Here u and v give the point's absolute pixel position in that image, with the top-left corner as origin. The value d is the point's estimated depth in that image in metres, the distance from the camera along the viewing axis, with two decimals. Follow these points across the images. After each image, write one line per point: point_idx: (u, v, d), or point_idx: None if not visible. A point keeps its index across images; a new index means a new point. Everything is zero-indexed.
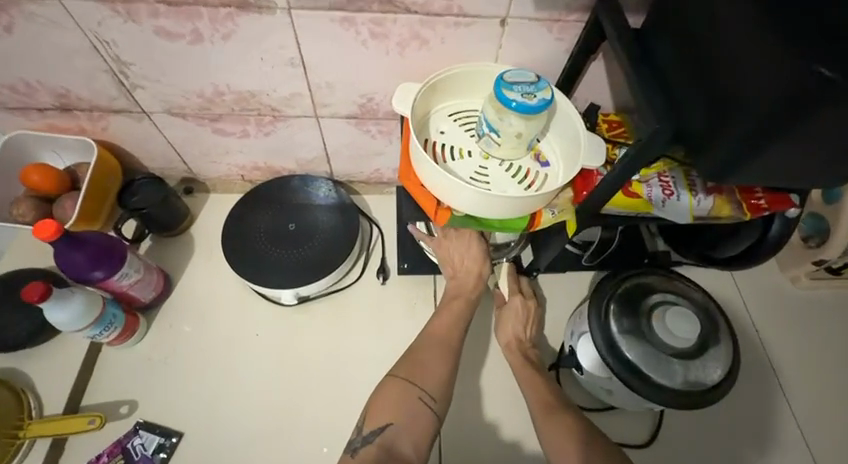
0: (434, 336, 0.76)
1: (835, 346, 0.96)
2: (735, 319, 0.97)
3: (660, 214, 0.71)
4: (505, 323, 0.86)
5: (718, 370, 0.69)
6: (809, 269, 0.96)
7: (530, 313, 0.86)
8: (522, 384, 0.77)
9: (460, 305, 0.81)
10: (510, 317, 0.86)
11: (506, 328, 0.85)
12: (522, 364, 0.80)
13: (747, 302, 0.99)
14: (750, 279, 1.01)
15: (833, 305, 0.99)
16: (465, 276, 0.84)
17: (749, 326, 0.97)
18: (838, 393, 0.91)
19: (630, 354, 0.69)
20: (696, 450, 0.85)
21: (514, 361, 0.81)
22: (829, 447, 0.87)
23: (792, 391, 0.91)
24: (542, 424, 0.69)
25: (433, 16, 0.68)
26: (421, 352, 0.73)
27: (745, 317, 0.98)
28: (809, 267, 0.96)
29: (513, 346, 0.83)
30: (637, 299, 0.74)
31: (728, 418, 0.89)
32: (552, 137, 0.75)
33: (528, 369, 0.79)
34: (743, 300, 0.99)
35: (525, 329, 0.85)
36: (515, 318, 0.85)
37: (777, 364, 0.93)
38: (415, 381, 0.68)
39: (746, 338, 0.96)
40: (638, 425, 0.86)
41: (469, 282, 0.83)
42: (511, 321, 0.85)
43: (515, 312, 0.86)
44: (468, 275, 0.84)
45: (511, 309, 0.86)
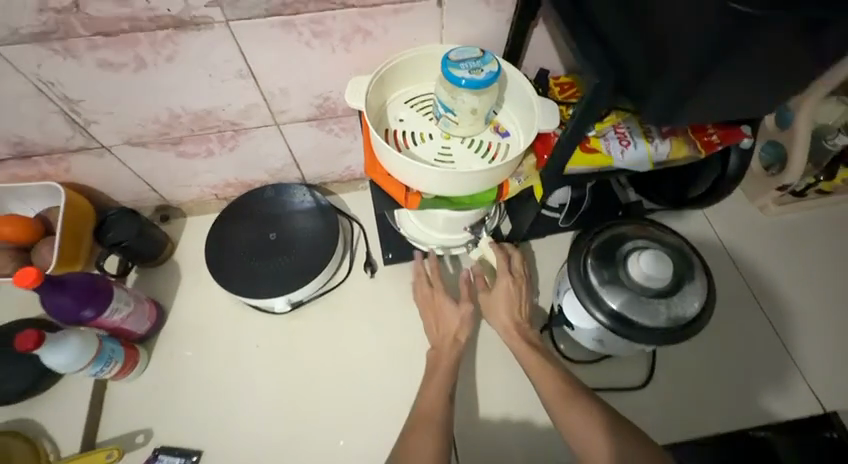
0: (421, 418, 0.73)
1: (811, 266, 0.99)
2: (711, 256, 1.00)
3: (621, 166, 0.73)
4: (497, 304, 0.85)
5: (696, 303, 0.72)
6: (775, 195, 1.00)
7: (519, 293, 0.86)
8: (531, 372, 0.78)
9: (441, 379, 0.78)
10: (500, 302, 0.85)
11: (503, 311, 0.84)
12: (525, 350, 0.80)
13: (723, 236, 1.02)
14: (723, 213, 1.04)
15: (804, 226, 1.03)
16: (442, 340, 0.84)
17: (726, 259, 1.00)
18: (819, 307, 0.95)
19: (611, 302, 0.73)
20: (693, 383, 0.89)
21: (517, 348, 0.81)
22: (815, 361, 0.90)
23: (774, 315, 0.95)
24: (559, 414, 0.71)
25: (371, 8, 0.68)
26: (410, 437, 0.71)
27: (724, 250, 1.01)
28: (774, 194, 0.99)
29: (512, 331, 0.83)
30: (612, 252, 0.76)
31: (722, 349, 0.92)
32: (508, 107, 0.77)
33: (534, 354, 0.79)
34: (716, 236, 1.03)
35: (515, 309, 0.84)
36: (507, 295, 0.85)
37: (757, 293, 0.97)
38: None
39: (727, 270, 0.99)
40: (633, 370, 0.90)
41: (446, 345, 0.83)
42: (503, 306, 0.85)
43: (504, 294, 0.85)
44: (445, 335, 0.84)
45: (501, 286, 0.85)
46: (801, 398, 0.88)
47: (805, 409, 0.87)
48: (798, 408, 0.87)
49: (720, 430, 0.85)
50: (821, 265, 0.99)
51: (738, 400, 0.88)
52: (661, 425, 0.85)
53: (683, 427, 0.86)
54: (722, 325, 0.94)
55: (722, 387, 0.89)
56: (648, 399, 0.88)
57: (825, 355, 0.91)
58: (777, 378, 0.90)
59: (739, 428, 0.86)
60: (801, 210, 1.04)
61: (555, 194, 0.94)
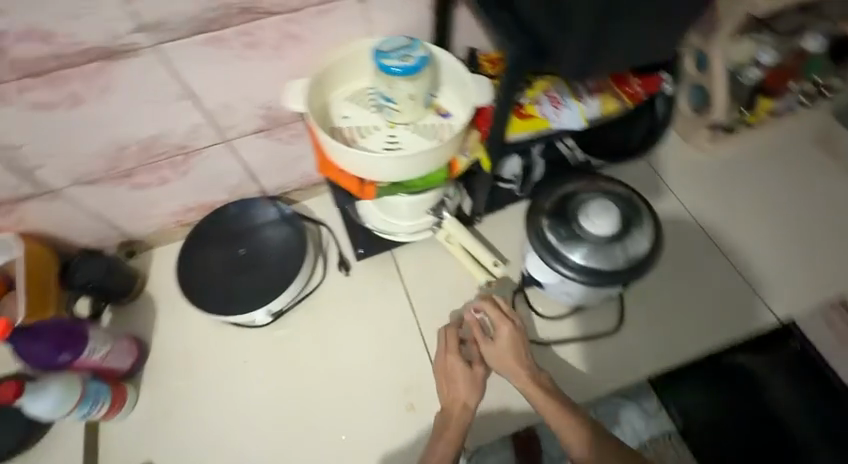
0: None
1: (752, 192, 1.04)
2: (658, 199, 1.04)
3: (559, 127, 0.78)
4: (504, 357, 0.81)
5: (646, 241, 0.78)
6: (707, 133, 1.05)
7: (523, 337, 0.82)
8: (551, 420, 0.74)
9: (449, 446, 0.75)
10: (509, 359, 0.81)
11: (513, 365, 0.80)
12: (539, 396, 0.76)
13: (670, 177, 1.06)
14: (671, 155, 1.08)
15: (744, 157, 1.08)
16: (451, 408, 0.80)
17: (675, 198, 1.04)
18: (766, 230, 0.99)
19: (571, 256, 0.77)
20: (661, 320, 0.93)
21: (530, 393, 0.77)
22: (768, 280, 0.95)
23: (724, 244, 0.99)
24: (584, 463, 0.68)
25: (296, 12, 0.71)
26: None
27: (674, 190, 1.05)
28: (706, 132, 1.04)
29: (522, 376, 0.79)
30: (564, 210, 0.80)
31: (684, 284, 0.96)
32: (446, 89, 0.81)
33: (548, 400, 0.75)
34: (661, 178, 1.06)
35: (524, 362, 0.80)
36: (513, 346, 0.81)
37: (706, 226, 1.00)
38: None
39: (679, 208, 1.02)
40: (605, 317, 0.94)
41: (456, 412, 0.79)
42: (509, 352, 0.81)
43: (509, 341, 0.82)
44: (453, 403, 0.80)
45: (504, 337, 0.82)
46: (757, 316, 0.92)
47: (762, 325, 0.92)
48: (756, 325, 0.92)
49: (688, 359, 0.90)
50: (764, 190, 1.04)
51: (701, 329, 0.92)
52: (635, 364, 0.90)
53: (654, 362, 0.90)
54: (678, 262, 0.97)
55: (689, 319, 0.93)
56: (622, 341, 0.92)
57: (776, 273, 0.96)
58: (735, 301, 0.94)
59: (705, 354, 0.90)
60: (737, 141, 1.08)
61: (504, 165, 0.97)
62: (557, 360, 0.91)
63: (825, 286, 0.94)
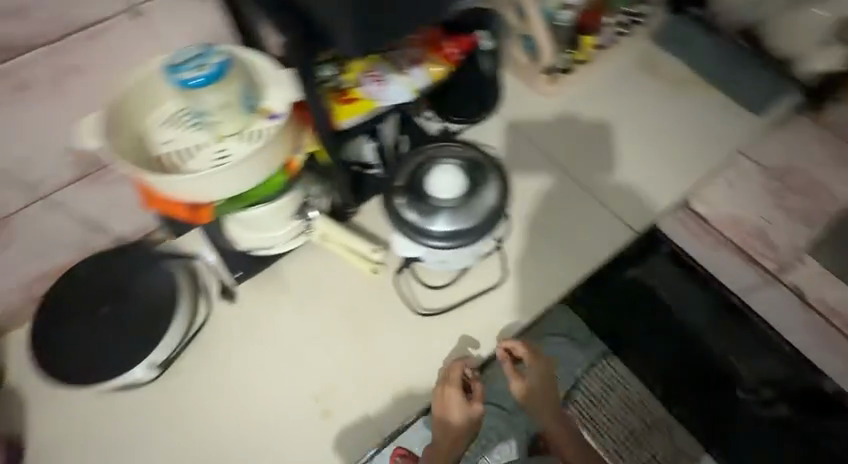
0: None
1: (598, 121, 1.09)
2: (513, 148, 1.07)
3: (388, 104, 0.78)
4: (532, 392, 0.87)
5: (494, 192, 0.81)
6: (544, 77, 1.09)
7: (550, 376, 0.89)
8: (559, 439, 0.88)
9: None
10: (538, 393, 0.87)
11: (531, 397, 0.87)
12: (557, 425, 0.88)
13: (524, 125, 1.09)
14: (522, 103, 1.11)
15: (589, 91, 1.12)
16: (448, 433, 0.82)
17: (530, 143, 1.07)
18: (615, 153, 1.06)
19: (431, 226, 0.80)
20: (540, 261, 0.95)
21: (548, 420, 0.88)
22: (625, 199, 1.01)
23: (580, 175, 1.04)
24: None
25: (63, 43, 0.69)
26: None
27: (532, 135, 1.08)
28: (543, 76, 1.09)
29: (544, 408, 0.88)
30: (417, 182, 0.81)
31: (553, 222, 0.99)
32: (271, 87, 0.74)
33: (564, 428, 0.88)
34: (520, 127, 1.09)
35: (545, 392, 0.88)
36: (541, 381, 0.87)
37: (561, 163, 1.05)
38: None
39: (541, 153, 1.06)
40: (489, 273, 0.94)
41: (450, 436, 0.82)
42: (538, 390, 0.87)
43: (539, 383, 0.87)
44: (452, 430, 0.82)
45: (533, 368, 0.87)
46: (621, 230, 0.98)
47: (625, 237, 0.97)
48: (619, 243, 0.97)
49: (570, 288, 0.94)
50: (609, 117, 1.10)
51: (577, 257, 0.96)
52: (526, 306, 0.92)
53: (541, 299, 0.93)
54: (542, 203, 1.01)
55: (565, 253, 0.96)
56: (506, 292, 0.93)
57: (629, 189, 1.02)
58: (600, 225, 0.98)
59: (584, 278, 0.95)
60: (578, 79, 1.12)
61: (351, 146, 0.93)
62: (453, 326, 0.91)
63: (672, 186, 1.02)
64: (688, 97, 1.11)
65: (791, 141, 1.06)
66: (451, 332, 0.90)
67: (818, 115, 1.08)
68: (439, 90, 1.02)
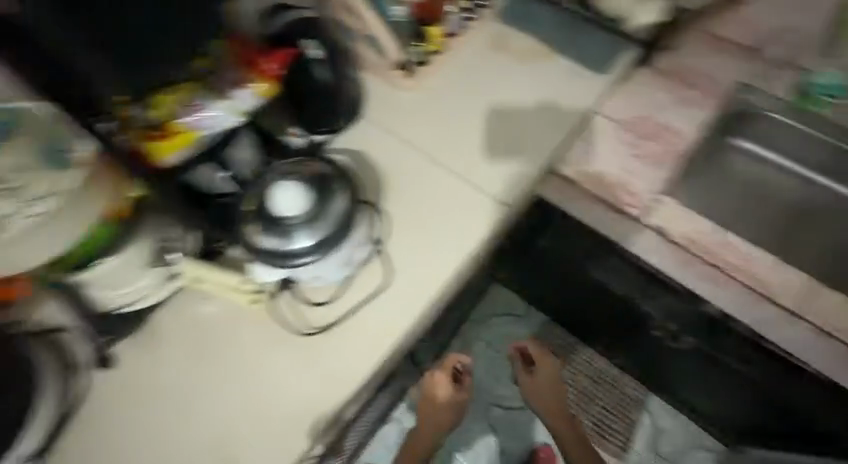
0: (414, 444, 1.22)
1: (456, 107, 1.11)
2: (377, 147, 1.07)
3: (214, 131, 0.84)
4: (537, 385, 1.21)
5: (343, 199, 0.80)
6: (401, 73, 1.10)
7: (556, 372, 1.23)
8: (558, 425, 1.20)
9: (445, 408, 1.18)
10: (544, 385, 1.21)
11: (536, 386, 1.22)
12: (554, 399, 1.21)
13: (389, 121, 1.09)
14: (384, 101, 1.12)
15: (449, 77, 1.14)
16: (442, 397, 1.17)
17: (398, 138, 1.07)
18: (479, 133, 1.08)
19: (287, 246, 0.78)
20: (421, 254, 0.96)
21: (550, 408, 1.21)
22: (494, 176, 1.03)
23: (447, 162, 1.05)
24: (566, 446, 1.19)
25: None
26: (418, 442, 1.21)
27: (400, 130, 1.08)
28: (400, 73, 1.10)
29: (550, 408, 1.21)
30: (264, 203, 0.79)
31: (430, 212, 1.00)
32: (77, 144, 0.73)
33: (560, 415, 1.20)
34: (386, 124, 1.09)
35: (555, 389, 1.21)
36: (550, 381, 1.21)
37: (429, 153, 1.05)
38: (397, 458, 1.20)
39: (409, 147, 1.07)
40: (373, 278, 0.94)
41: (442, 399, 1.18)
42: (542, 388, 1.21)
43: (546, 373, 1.22)
44: (448, 394, 1.17)
45: (541, 368, 1.21)
46: (493, 209, 1.00)
47: (498, 215, 1.00)
48: (494, 220, 0.99)
49: (453, 277, 0.95)
50: (470, 99, 1.12)
51: (456, 243, 0.98)
52: (411, 302, 0.92)
53: (428, 291, 0.94)
54: (414, 197, 1.01)
55: (444, 241, 0.97)
56: (392, 293, 0.93)
57: (495, 168, 1.04)
58: (474, 206, 1.00)
59: (465, 264, 0.96)
60: (433, 69, 1.14)
61: (194, 174, 0.88)
62: (343, 338, 0.90)
63: (534, 158, 1.05)
64: (538, 71, 1.15)
65: (635, 93, 1.11)
66: (341, 345, 0.90)
67: (657, 64, 1.14)
68: (282, 103, 1.01)
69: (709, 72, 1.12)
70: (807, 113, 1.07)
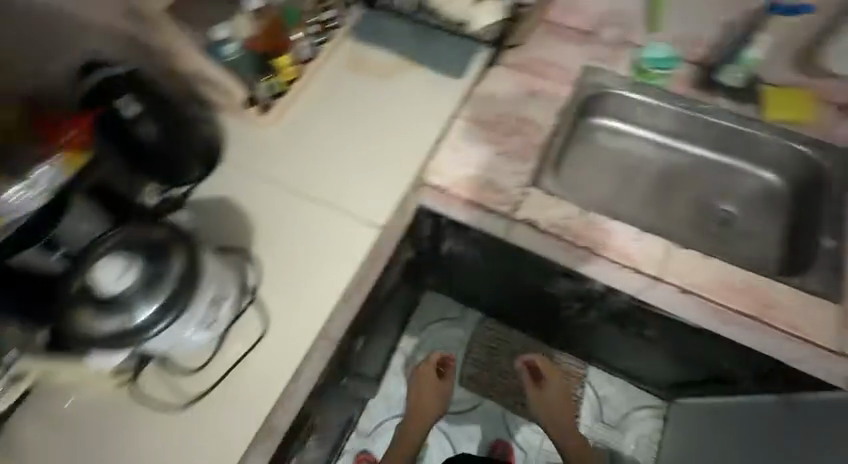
0: (414, 418, 1.36)
1: (319, 135, 1.10)
2: (242, 189, 1.04)
3: (11, 217, 0.76)
4: (548, 396, 1.36)
5: (179, 261, 0.75)
6: (253, 109, 1.08)
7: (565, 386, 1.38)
8: (547, 408, 1.34)
9: (433, 395, 1.39)
10: (551, 389, 1.36)
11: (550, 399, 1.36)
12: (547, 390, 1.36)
13: (250, 161, 1.07)
14: (243, 142, 1.09)
15: (308, 106, 1.14)
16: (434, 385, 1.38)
17: (261, 177, 1.05)
18: (343, 158, 1.07)
19: (120, 326, 0.72)
20: (296, 293, 0.93)
21: (539, 394, 1.36)
22: (360, 198, 1.02)
23: (314, 193, 1.03)
24: (551, 425, 1.34)
25: None
26: (410, 426, 1.35)
27: (261, 169, 1.06)
28: (253, 109, 1.08)
29: (565, 416, 1.35)
30: (88, 284, 0.72)
31: (301, 248, 0.97)
32: None
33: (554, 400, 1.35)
34: (248, 164, 1.06)
35: (566, 398, 1.35)
36: (556, 387, 1.36)
37: (297, 186, 1.04)
38: (400, 443, 1.32)
39: (273, 184, 1.04)
40: (248, 328, 0.91)
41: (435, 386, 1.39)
42: (553, 394, 1.35)
43: (559, 389, 1.36)
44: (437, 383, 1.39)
45: (553, 380, 1.37)
46: (364, 234, 0.99)
47: (369, 239, 0.99)
48: (366, 243, 0.98)
49: (329, 313, 0.93)
50: (330, 125, 1.11)
51: (330, 274, 0.95)
52: (291, 345, 0.90)
53: (307, 330, 0.91)
54: (284, 234, 0.99)
55: (317, 274, 0.95)
56: (270, 340, 0.90)
57: (362, 191, 1.03)
58: (344, 233, 0.99)
59: (340, 298, 0.94)
60: (293, 100, 1.13)
61: (21, 258, 0.82)
62: (224, 398, 0.86)
63: (400, 175, 1.05)
64: (398, 86, 1.15)
65: (492, 91, 1.14)
66: (221, 407, 0.85)
67: (509, 61, 1.18)
68: (119, 166, 0.95)
69: (555, 60, 1.17)
70: (647, 85, 1.14)
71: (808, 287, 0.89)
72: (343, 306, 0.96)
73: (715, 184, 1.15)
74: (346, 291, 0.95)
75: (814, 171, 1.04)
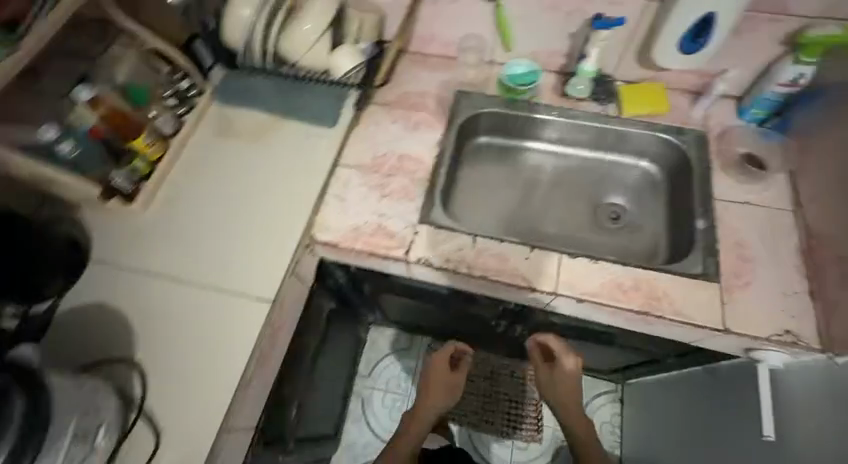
0: (411, 419, 1.15)
1: (196, 214, 1.05)
2: (117, 288, 0.97)
3: None
4: (555, 380, 1.13)
5: (21, 397, 0.66)
6: (114, 200, 1.01)
7: (577, 368, 1.12)
8: (554, 393, 1.15)
9: (438, 390, 1.15)
10: (564, 375, 1.12)
11: (559, 384, 1.13)
12: (551, 371, 1.14)
13: (123, 258, 1.00)
14: (114, 239, 1.02)
15: (181, 184, 1.09)
16: (440, 382, 1.15)
17: (136, 272, 0.98)
18: (223, 232, 1.02)
19: None
20: (189, 393, 0.87)
21: (545, 377, 1.15)
22: (246, 273, 0.97)
23: (196, 277, 0.97)
24: (563, 412, 1.14)
25: None
26: (405, 431, 1.14)
27: (136, 263, 0.99)
28: (114, 201, 1.01)
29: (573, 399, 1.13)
30: None
31: (188, 341, 0.91)
32: None
33: (565, 386, 1.12)
34: (122, 262, 1.00)
35: (574, 384, 1.13)
36: (570, 377, 1.12)
37: (177, 272, 0.98)
38: (393, 452, 1.12)
39: (151, 277, 0.97)
40: (141, 445, 0.83)
41: (441, 380, 1.16)
42: (561, 378, 1.13)
43: (565, 373, 1.13)
44: (443, 376, 1.16)
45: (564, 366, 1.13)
46: (254, 311, 0.93)
47: (260, 315, 0.93)
48: (258, 320, 0.92)
49: (228, 406, 0.86)
50: (206, 201, 1.07)
51: (224, 362, 0.89)
52: (190, 453, 0.82)
53: (207, 432, 0.84)
54: (169, 329, 0.92)
55: (210, 367, 0.89)
56: (166, 451, 0.83)
57: (247, 265, 0.98)
58: (233, 314, 0.93)
59: (237, 387, 0.87)
60: (163, 179, 1.09)
61: None
62: None
63: (286, 240, 1.00)
64: (274, 147, 1.12)
65: (369, 133, 1.14)
66: None
67: (381, 99, 1.18)
68: None
69: (425, 91, 1.19)
70: (516, 101, 1.16)
71: (689, 272, 0.90)
72: (246, 394, 0.89)
73: (601, 181, 1.19)
74: (245, 377, 0.88)
75: (680, 157, 1.08)
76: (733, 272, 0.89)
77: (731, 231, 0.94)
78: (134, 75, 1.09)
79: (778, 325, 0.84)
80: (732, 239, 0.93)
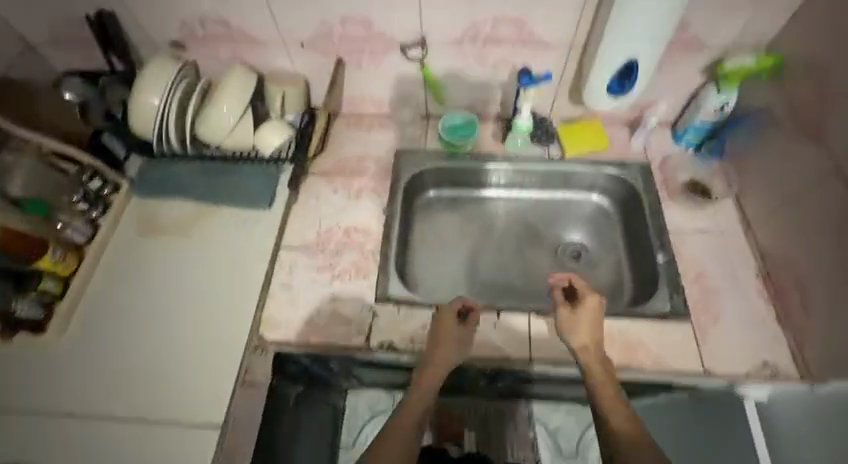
0: (409, 403, 0.80)
1: (124, 332, 0.92)
2: (33, 444, 0.82)
3: None
4: (578, 325, 0.82)
5: None
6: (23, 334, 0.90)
7: (597, 313, 0.83)
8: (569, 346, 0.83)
9: (438, 356, 0.83)
10: (586, 318, 0.82)
11: (576, 333, 0.81)
12: (570, 316, 0.83)
13: (37, 402, 0.86)
14: (23, 380, 0.88)
15: (100, 300, 0.96)
16: (447, 345, 0.84)
17: (54, 417, 0.84)
18: (155, 351, 0.90)
19: None
20: None
21: (564, 326, 0.83)
22: (188, 396, 0.86)
23: (128, 411, 0.85)
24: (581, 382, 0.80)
25: None
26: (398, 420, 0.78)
27: (53, 406, 0.85)
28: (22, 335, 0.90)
29: (588, 352, 0.79)
30: None
31: None
32: None
33: (587, 334, 0.81)
34: (35, 406, 0.86)
35: (595, 331, 0.81)
36: (593, 321, 0.82)
37: (105, 410, 0.85)
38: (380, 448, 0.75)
39: (73, 419, 0.84)
40: None
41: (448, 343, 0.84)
42: (583, 326, 0.82)
43: (589, 314, 0.83)
44: (451, 332, 0.84)
45: (586, 310, 0.83)
46: (202, 441, 0.82)
47: (209, 446, 0.81)
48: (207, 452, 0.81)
49: None
50: (132, 316, 0.94)
51: None
52: None
53: None
54: None
55: None
56: None
57: (190, 386, 0.86)
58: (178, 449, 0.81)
59: None
60: (80, 295, 0.96)
61: None
62: None
63: (232, 348, 0.90)
64: (206, 240, 1.02)
65: (309, 208, 1.06)
66: None
67: (317, 169, 1.11)
68: None
69: (363, 154, 1.13)
70: (456, 153, 1.12)
71: (657, 313, 0.88)
72: None
73: (556, 221, 1.16)
74: None
75: (629, 189, 1.07)
76: (701, 308, 0.88)
77: (691, 263, 0.93)
78: (32, 184, 0.96)
79: (755, 358, 0.83)
80: (693, 271, 0.92)
